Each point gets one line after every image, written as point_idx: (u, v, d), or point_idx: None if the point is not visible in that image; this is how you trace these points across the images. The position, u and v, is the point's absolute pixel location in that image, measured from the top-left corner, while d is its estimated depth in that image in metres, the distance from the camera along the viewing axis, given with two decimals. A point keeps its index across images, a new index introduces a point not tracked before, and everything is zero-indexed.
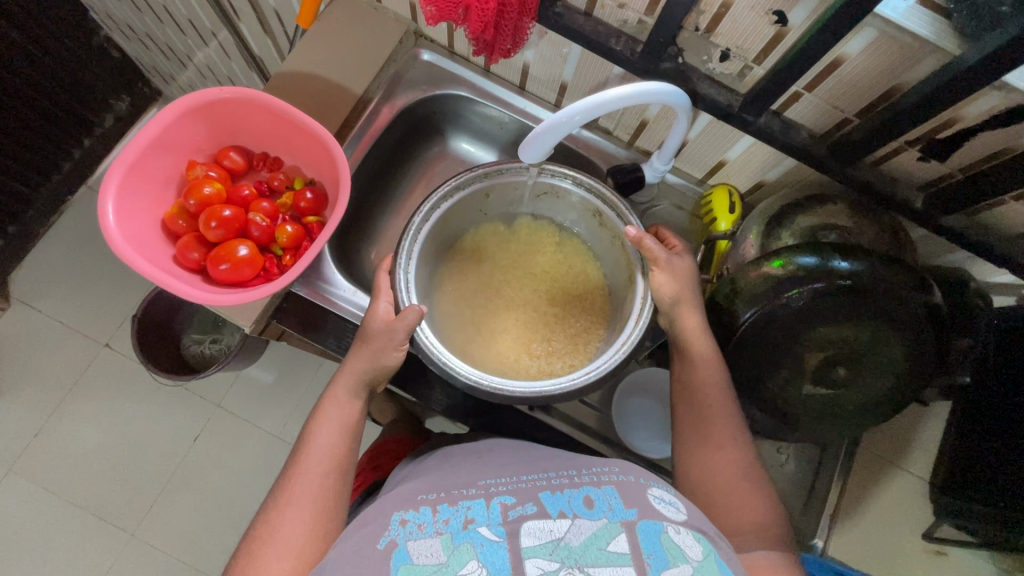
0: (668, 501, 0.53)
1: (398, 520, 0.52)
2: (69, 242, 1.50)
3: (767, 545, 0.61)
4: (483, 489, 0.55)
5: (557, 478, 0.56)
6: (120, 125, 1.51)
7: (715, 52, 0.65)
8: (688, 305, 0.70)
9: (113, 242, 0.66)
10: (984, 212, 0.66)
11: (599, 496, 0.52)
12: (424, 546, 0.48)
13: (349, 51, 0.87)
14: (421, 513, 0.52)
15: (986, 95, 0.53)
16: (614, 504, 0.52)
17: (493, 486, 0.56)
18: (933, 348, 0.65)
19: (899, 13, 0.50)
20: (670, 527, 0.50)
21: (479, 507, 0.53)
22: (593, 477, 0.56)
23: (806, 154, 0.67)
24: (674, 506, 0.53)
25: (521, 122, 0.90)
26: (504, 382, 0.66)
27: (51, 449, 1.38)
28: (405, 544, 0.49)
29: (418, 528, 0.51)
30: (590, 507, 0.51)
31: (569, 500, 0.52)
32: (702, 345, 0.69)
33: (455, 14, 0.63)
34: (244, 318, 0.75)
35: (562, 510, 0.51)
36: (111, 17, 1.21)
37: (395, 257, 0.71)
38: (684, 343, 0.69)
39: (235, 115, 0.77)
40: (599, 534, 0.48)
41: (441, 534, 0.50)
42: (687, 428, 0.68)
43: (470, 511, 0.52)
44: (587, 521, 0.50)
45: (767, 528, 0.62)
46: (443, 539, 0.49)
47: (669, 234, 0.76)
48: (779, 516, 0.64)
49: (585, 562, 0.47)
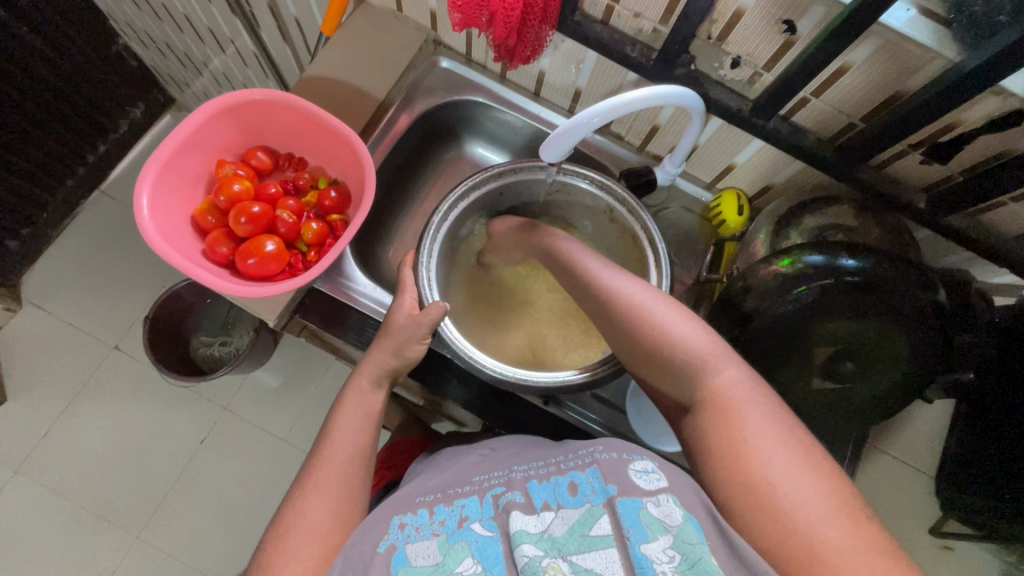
0: (649, 473, 0.51)
1: (396, 524, 0.54)
2: (81, 246, 1.52)
3: (714, 377, 0.55)
4: (477, 485, 0.57)
5: (545, 466, 0.57)
6: (134, 131, 1.54)
7: (726, 60, 0.68)
8: (594, 260, 0.68)
9: (148, 234, 0.69)
10: (983, 214, 0.69)
11: (583, 480, 0.52)
12: (422, 548, 0.51)
13: (370, 58, 0.90)
14: (418, 516, 0.54)
15: (985, 99, 0.56)
16: (596, 486, 0.51)
17: (486, 481, 0.58)
18: (938, 344, 0.67)
19: (903, 23, 0.54)
20: (648, 501, 0.48)
21: (472, 503, 0.55)
22: (578, 459, 0.55)
23: (815, 156, 0.70)
24: (655, 475, 0.51)
25: (536, 127, 0.93)
26: (526, 375, 0.70)
27: (59, 450, 1.39)
28: (404, 547, 0.51)
29: (415, 531, 0.53)
30: (573, 494, 0.52)
31: (555, 489, 0.53)
32: (626, 282, 0.64)
33: (479, 21, 0.66)
34: (269, 311, 0.77)
35: (547, 501, 0.52)
36: (131, 25, 1.25)
37: (416, 254, 0.75)
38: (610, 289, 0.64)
39: (264, 117, 0.80)
40: (582, 521, 0.49)
41: (438, 534, 0.52)
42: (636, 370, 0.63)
43: (465, 509, 0.54)
44: (570, 510, 0.50)
45: (710, 361, 0.56)
46: (439, 541, 0.51)
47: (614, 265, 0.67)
48: (716, 338, 0.58)
49: (568, 550, 0.47)
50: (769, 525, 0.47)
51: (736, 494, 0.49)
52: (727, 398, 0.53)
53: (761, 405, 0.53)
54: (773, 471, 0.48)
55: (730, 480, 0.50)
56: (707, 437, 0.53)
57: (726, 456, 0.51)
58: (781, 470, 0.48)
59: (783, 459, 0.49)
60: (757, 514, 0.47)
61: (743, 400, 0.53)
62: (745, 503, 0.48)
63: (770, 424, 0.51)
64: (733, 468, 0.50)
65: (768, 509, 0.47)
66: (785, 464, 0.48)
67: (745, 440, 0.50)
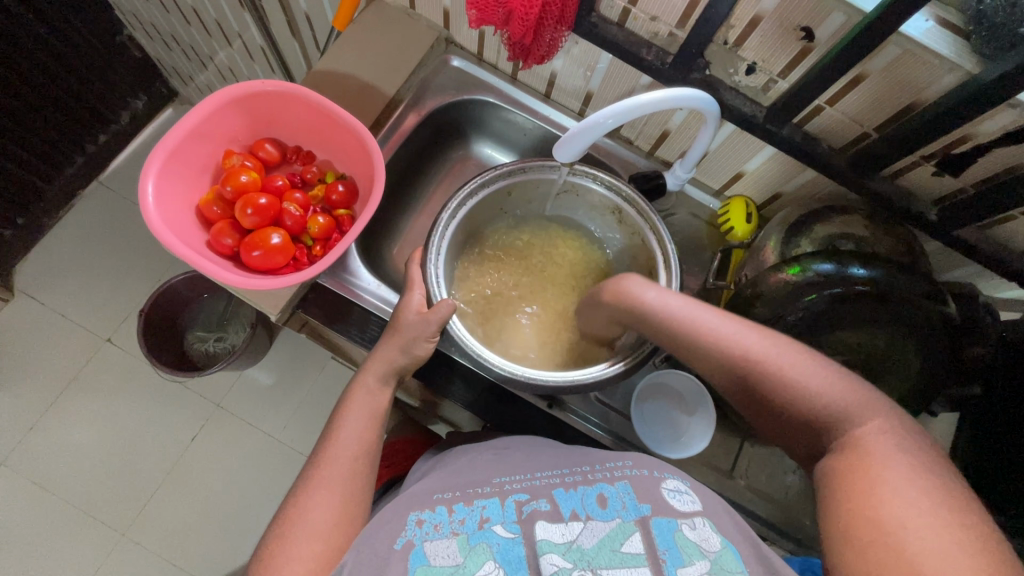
0: (682, 493, 0.52)
1: (414, 520, 0.52)
2: (76, 237, 1.50)
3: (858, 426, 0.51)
4: (498, 487, 0.56)
5: (571, 475, 0.56)
6: (135, 122, 1.53)
7: (742, 66, 0.68)
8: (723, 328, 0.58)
9: (153, 224, 0.68)
10: (993, 227, 0.69)
11: (613, 493, 0.52)
12: (441, 547, 0.49)
13: (383, 55, 0.90)
14: (437, 513, 0.53)
15: (1003, 111, 0.56)
16: (627, 501, 0.51)
17: (508, 484, 0.56)
18: (947, 357, 0.67)
19: (922, 32, 0.54)
20: (684, 524, 0.49)
21: (494, 506, 0.53)
22: (607, 472, 0.55)
23: (829, 164, 0.70)
24: (688, 496, 0.52)
25: (546, 129, 0.93)
26: (535, 374, 0.71)
27: (46, 444, 1.36)
28: (422, 545, 0.50)
29: (434, 528, 0.51)
30: (603, 506, 0.51)
31: (582, 499, 0.52)
32: (743, 334, 0.57)
33: (497, 17, 0.65)
34: (272, 305, 0.76)
35: (575, 510, 0.51)
36: (137, 16, 1.24)
37: (424, 252, 0.75)
38: (725, 343, 0.57)
39: (274, 109, 0.80)
40: (613, 535, 0.48)
41: (457, 534, 0.50)
42: (759, 412, 0.58)
43: (485, 511, 0.53)
44: (600, 523, 0.49)
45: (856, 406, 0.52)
46: (459, 541, 0.50)
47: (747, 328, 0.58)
48: (858, 381, 0.54)
49: (598, 564, 0.46)
50: (873, 556, 0.44)
51: (843, 518, 0.47)
52: (870, 446, 0.49)
53: (909, 456, 0.48)
54: (890, 506, 0.45)
55: (839, 507, 0.47)
56: (831, 473, 0.50)
57: (842, 486, 0.48)
58: (905, 508, 0.44)
59: (910, 499, 0.45)
60: (864, 543, 0.45)
61: (886, 449, 0.49)
62: (848, 529, 0.46)
63: (910, 472, 0.47)
64: (845, 499, 0.48)
65: (873, 539, 0.44)
66: (907, 503, 0.45)
67: (871, 475, 0.47)
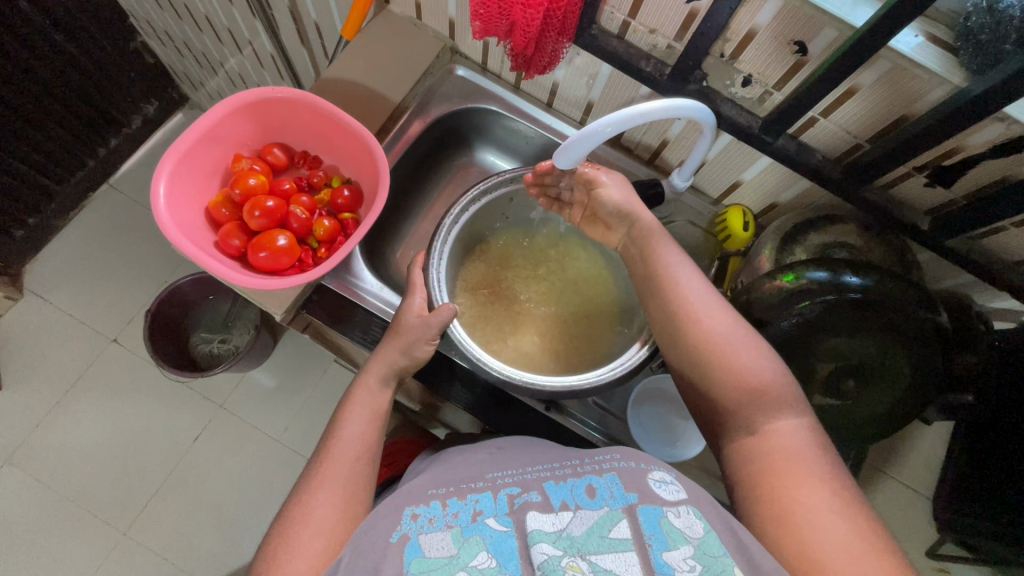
0: (667, 484, 0.53)
1: (409, 514, 0.53)
2: (86, 238, 1.53)
3: (780, 421, 0.56)
4: (490, 482, 0.57)
5: (560, 470, 0.58)
6: (146, 127, 1.56)
7: (737, 78, 0.70)
8: (698, 299, 0.63)
9: (164, 225, 0.70)
10: (985, 238, 0.70)
11: (601, 484, 0.53)
12: (436, 539, 0.50)
13: (389, 63, 0.92)
14: (431, 507, 0.54)
15: (991, 125, 0.58)
16: (615, 491, 0.52)
17: (500, 479, 0.58)
18: (940, 366, 0.68)
19: (912, 48, 0.55)
20: (670, 511, 0.50)
21: (486, 499, 0.54)
22: (596, 465, 0.56)
23: (824, 175, 0.71)
24: (674, 487, 0.53)
25: (547, 138, 0.95)
26: (532, 379, 0.73)
27: (51, 441, 1.38)
28: (417, 537, 0.51)
29: (428, 522, 0.52)
30: (591, 496, 0.52)
31: (572, 490, 0.53)
32: (714, 305, 0.62)
33: (500, 29, 0.67)
34: (277, 306, 0.78)
35: (565, 501, 0.52)
36: (150, 24, 1.28)
37: (427, 256, 0.78)
38: (689, 304, 0.63)
39: (283, 115, 0.82)
40: (600, 523, 0.49)
41: (451, 526, 0.51)
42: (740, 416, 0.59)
43: (479, 504, 0.54)
44: (588, 511, 0.50)
45: (775, 401, 0.57)
46: (454, 533, 0.51)
47: (711, 304, 0.62)
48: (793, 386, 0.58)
49: (587, 550, 0.47)
50: (796, 536, 0.49)
51: (771, 506, 0.51)
52: (785, 442, 0.54)
53: (819, 453, 0.54)
54: (812, 497, 0.50)
55: (765, 492, 0.52)
56: (757, 459, 0.55)
57: (771, 476, 0.53)
58: (824, 497, 0.50)
59: (828, 491, 0.51)
60: (792, 527, 0.49)
61: (801, 446, 0.54)
62: (777, 513, 0.51)
63: (819, 468, 0.53)
64: (776, 487, 0.52)
65: (796, 524, 0.49)
66: (825, 496, 0.50)
67: (790, 470, 0.52)
